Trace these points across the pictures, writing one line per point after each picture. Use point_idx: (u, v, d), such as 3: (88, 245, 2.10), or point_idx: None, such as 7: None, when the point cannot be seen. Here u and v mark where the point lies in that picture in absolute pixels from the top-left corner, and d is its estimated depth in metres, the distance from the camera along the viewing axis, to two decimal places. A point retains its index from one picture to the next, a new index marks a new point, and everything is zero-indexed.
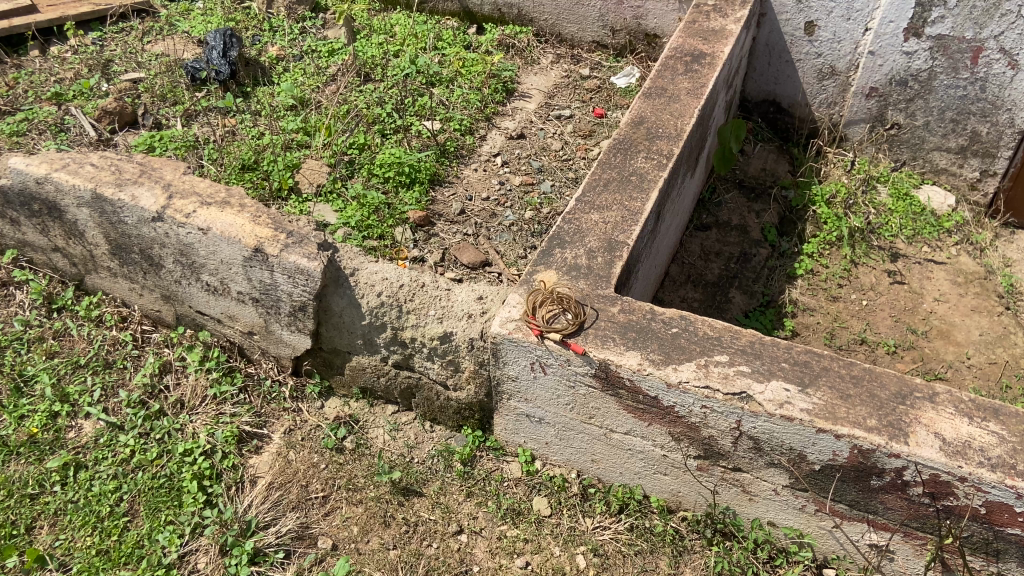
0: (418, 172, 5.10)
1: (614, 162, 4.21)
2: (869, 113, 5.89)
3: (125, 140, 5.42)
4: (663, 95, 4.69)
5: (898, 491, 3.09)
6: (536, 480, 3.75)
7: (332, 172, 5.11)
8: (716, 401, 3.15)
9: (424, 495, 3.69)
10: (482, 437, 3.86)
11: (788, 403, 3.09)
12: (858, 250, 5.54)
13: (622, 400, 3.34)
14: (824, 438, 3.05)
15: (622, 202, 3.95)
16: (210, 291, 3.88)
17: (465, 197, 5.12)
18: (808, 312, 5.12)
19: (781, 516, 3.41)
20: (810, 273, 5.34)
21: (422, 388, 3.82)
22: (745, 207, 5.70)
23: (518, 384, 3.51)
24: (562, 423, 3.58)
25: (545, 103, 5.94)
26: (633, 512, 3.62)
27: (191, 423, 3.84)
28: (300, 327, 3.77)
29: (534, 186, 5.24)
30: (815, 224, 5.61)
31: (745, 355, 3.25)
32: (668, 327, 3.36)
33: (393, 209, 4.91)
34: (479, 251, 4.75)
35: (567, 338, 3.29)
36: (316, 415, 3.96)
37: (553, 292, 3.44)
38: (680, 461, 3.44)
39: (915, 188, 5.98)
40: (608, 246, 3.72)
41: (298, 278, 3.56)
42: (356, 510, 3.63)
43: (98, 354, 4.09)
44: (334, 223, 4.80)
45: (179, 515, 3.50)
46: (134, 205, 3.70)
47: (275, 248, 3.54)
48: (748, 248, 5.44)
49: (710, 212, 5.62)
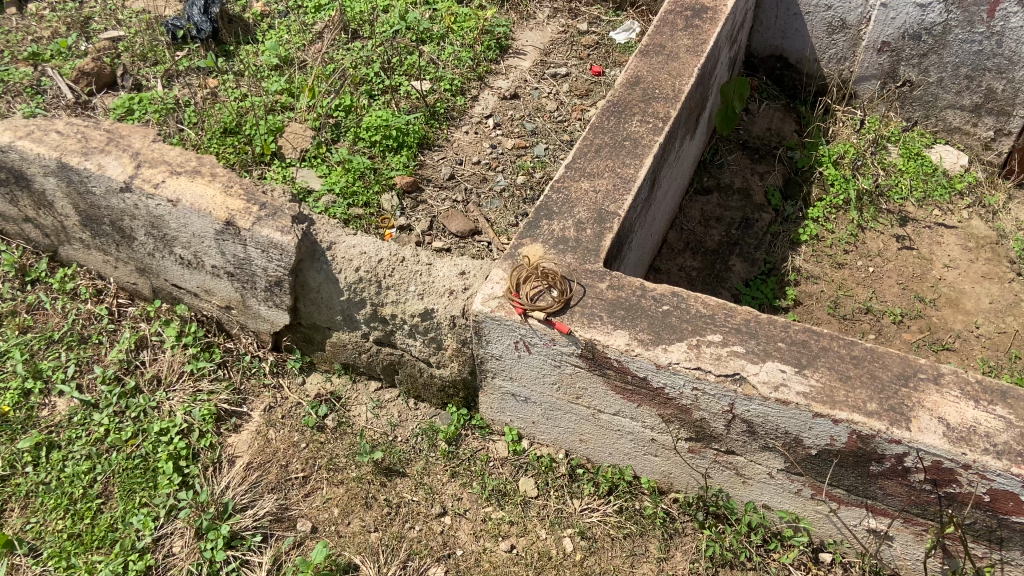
0: (406, 135, 4.91)
1: (607, 126, 4.00)
2: (880, 68, 5.63)
3: (103, 102, 5.22)
4: (661, 53, 4.45)
5: (898, 477, 2.95)
6: (522, 460, 3.62)
7: (317, 135, 4.92)
8: (707, 383, 3.00)
9: (407, 476, 3.57)
10: (468, 415, 3.73)
11: (783, 386, 2.94)
12: (866, 214, 5.33)
13: (611, 380, 3.19)
14: (821, 423, 2.91)
15: (615, 169, 3.76)
16: (184, 264, 3.72)
17: (455, 161, 4.93)
18: (812, 280, 4.93)
19: (776, 499, 3.28)
20: (814, 239, 5.14)
21: (405, 365, 3.67)
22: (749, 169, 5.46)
23: (503, 363, 3.37)
24: (548, 403, 3.44)
25: (541, 60, 5.70)
26: (622, 494, 3.50)
27: (167, 400, 3.72)
28: (277, 302, 3.62)
29: (527, 150, 5.04)
30: (821, 187, 5.39)
31: (739, 334, 3.09)
32: (659, 305, 3.20)
33: (379, 174, 4.72)
34: (468, 220, 4.56)
35: (551, 319, 3.13)
36: (297, 392, 3.83)
37: (536, 268, 3.27)
38: (671, 443, 3.31)
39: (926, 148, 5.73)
40: (598, 217, 3.54)
41: (272, 253, 3.40)
42: (337, 490, 3.52)
43: (73, 329, 3.96)
44: (319, 189, 4.63)
45: (153, 497, 3.39)
46: (100, 175, 3.53)
47: (247, 221, 3.37)
48: (751, 214, 5.20)
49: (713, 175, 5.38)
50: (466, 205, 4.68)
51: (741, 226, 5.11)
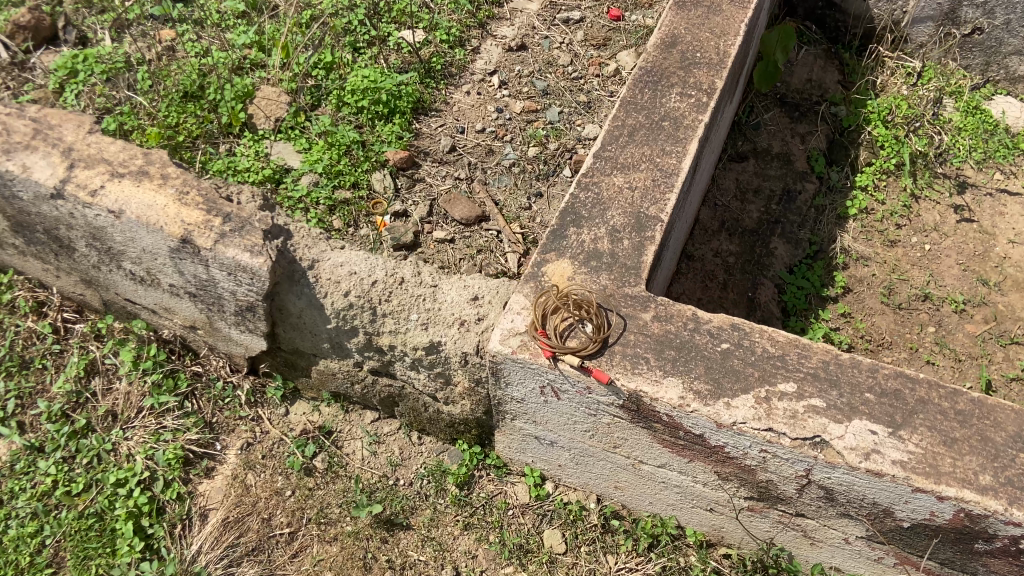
0: (398, 99, 4.19)
1: (641, 100, 3.33)
2: (939, 8, 4.88)
3: (43, 61, 4.47)
4: (701, 5, 3.74)
5: (1009, 557, 2.43)
6: (546, 506, 3.10)
7: (293, 101, 4.22)
8: (781, 447, 2.44)
9: (411, 529, 3.04)
10: (481, 454, 3.19)
11: (875, 453, 2.39)
12: (919, 179, 4.69)
13: (658, 434, 2.63)
14: (920, 498, 2.38)
15: (653, 159, 3.11)
16: (137, 280, 3.09)
17: (456, 130, 4.24)
18: (863, 262, 4.32)
19: (849, 563, 2.78)
20: (864, 212, 4.50)
21: (406, 398, 3.10)
22: (788, 128, 4.80)
23: (525, 406, 2.80)
24: (578, 449, 2.89)
25: (550, 2, 4.95)
26: (665, 551, 2.97)
27: (126, 441, 3.15)
28: (250, 328, 3.02)
29: (538, 114, 4.35)
30: (870, 149, 4.73)
31: (817, 382, 2.52)
32: (717, 342, 2.61)
33: (367, 148, 4.04)
34: (474, 203, 3.91)
35: (588, 365, 2.55)
36: (280, 426, 3.27)
37: (565, 297, 2.67)
38: (726, 500, 2.78)
39: (986, 100, 5.05)
40: (637, 223, 2.91)
41: (239, 276, 2.78)
42: (330, 549, 3.00)
43: (12, 352, 3.36)
44: (299, 168, 3.97)
45: (111, 567, 2.85)
46: (25, 179, 2.87)
47: (207, 239, 2.74)
48: (792, 184, 4.53)
49: (747, 139, 4.73)
50: (470, 184, 4.02)
51: (784, 198, 4.45)
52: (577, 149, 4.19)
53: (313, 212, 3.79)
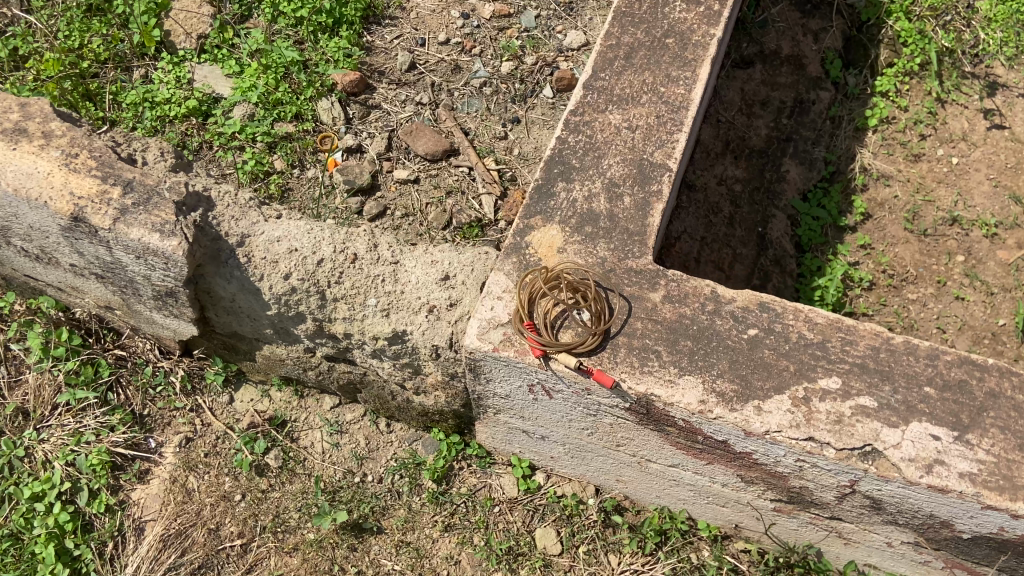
0: (344, 7, 3.53)
1: (640, 14, 2.74)
2: None
3: None
4: None
5: None
6: (538, 501, 2.70)
7: (218, 13, 3.59)
8: (823, 459, 2.02)
9: (384, 533, 2.63)
10: (461, 443, 2.76)
11: (939, 465, 1.97)
12: (945, 81, 4.03)
13: (671, 437, 2.20)
14: (991, 514, 1.98)
15: (656, 88, 2.57)
16: (32, 257, 2.54)
17: (415, 43, 3.59)
18: (885, 181, 3.79)
19: (889, 563, 2.41)
20: (885, 123, 3.93)
21: (369, 385, 2.63)
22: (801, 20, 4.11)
23: (510, 402, 2.35)
24: (574, 445, 2.46)
25: None
26: (676, 550, 2.59)
27: (41, 445, 2.68)
28: (175, 313, 2.50)
29: (511, 19, 3.68)
30: (891, 48, 4.07)
31: (865, 375, 2.07)
32: (742, 328, 2.14)
33: (310, 70, 3.41)
34: (439, 137, 3.33)
35: (585, 365, 2.08)
36: (224, 417, 2.80)
37: (555, 277, 2.18)
38: (749, 501, 2.38)
39: None
40: (639, 174, 2.40)
41: (150, 260, 2.23)
42: (291, 561, 2.58)
43: None
44: (229, 96, 3.39)
45: None
46: None
47: (104, 217, 2.18)
48: (804, 93, 3.94)
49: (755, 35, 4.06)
50: (435, 111, 3.42)
51: (795, 111, 3.87)
52: (558, 63, 3.55)
53: (250, 161, 3.22)
